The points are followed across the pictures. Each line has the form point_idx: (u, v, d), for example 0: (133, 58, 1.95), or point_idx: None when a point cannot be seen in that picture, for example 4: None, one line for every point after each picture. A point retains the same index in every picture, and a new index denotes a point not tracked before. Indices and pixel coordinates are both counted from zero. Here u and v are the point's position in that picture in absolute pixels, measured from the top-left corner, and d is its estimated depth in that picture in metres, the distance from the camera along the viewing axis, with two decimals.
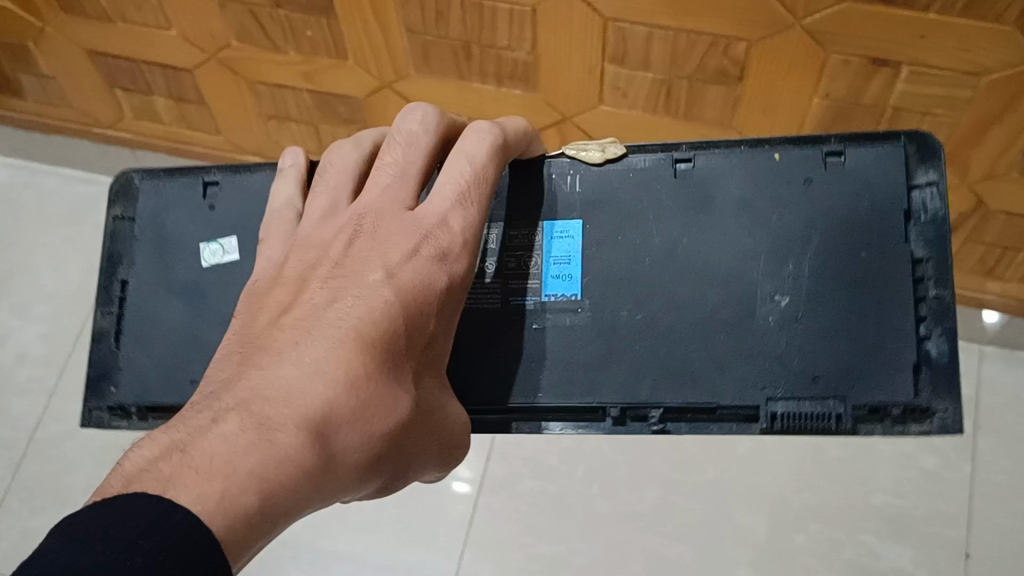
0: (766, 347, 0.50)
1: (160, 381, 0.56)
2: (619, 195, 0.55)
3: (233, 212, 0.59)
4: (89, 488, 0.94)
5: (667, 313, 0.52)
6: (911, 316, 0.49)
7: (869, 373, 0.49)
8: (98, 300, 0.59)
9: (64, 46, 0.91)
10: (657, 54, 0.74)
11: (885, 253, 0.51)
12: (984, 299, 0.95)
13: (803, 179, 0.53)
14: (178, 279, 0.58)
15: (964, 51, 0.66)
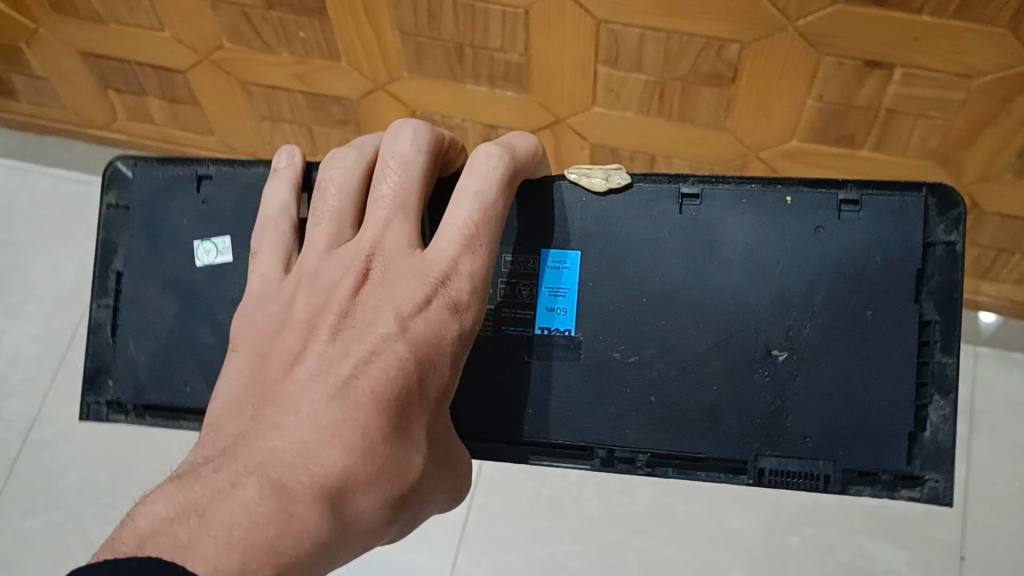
0: (763, 406, 0.50)
1: (157, 382, 0.56)
2: (620, 226, 0.54)
3: (229, 210, 0.57)
4: (83, 490, 0.94)
5: (663, 361, 0.51)
6: (912, 383, 0.49)
7: (863, 438, 0.49)
8: (92, 291, 0.57)
9: (57, 47, 0.90)
10: (650, 56, 0.74)
11: (894, 314, 0.49)
12: (980, 301, 0.97)
13: (814, 227, 0.51)
14: (172, 276, 0.57)
15: (957, 53, 0.66)
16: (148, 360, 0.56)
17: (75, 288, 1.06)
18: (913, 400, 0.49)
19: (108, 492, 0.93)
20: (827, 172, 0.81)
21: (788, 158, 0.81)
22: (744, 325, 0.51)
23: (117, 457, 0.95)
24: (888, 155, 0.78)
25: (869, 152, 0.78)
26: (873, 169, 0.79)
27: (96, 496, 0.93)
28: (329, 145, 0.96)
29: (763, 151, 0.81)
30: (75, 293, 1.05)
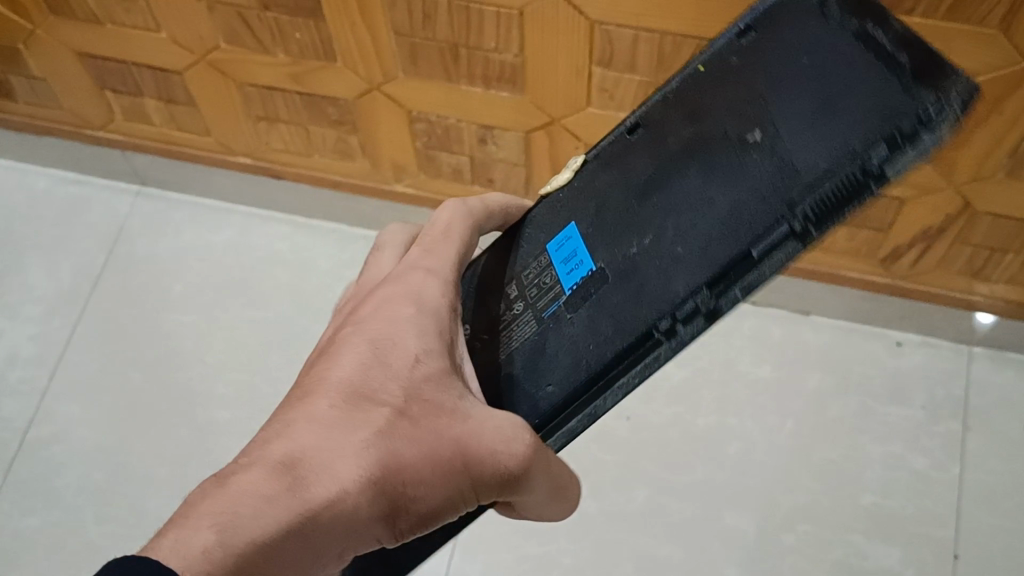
0: (764, 190, 0.45)
1: None
2: (602, 182, 0.54)
3: None
4: (80, 489, 0.94)
5: (668, 228, 0.49)
6: (870, 69, 0.42)
7: (869, 132, 0.42)
8: None
9: (53, 48, 0.91)
10: (644, 56, 0.74)
11: (834, 56, 0.44)
12: (973, 301, 0.91)
13: (733, 51, 0.49)
14: None
15: (948, 54, 0.66)
16: None
17: (72, 289, 1.06)
18: (880, 72, 0.42)
19: (105, 491, 0.94)
20: None
21: None
22: (713, 138, 0.48)
23: (114, 457, 0.96)
24: None
25: None
26: None
27: (93, 496, 0.94)
28: (325, 145, 0.97)
29: None
30: (73, 293, 1.06)
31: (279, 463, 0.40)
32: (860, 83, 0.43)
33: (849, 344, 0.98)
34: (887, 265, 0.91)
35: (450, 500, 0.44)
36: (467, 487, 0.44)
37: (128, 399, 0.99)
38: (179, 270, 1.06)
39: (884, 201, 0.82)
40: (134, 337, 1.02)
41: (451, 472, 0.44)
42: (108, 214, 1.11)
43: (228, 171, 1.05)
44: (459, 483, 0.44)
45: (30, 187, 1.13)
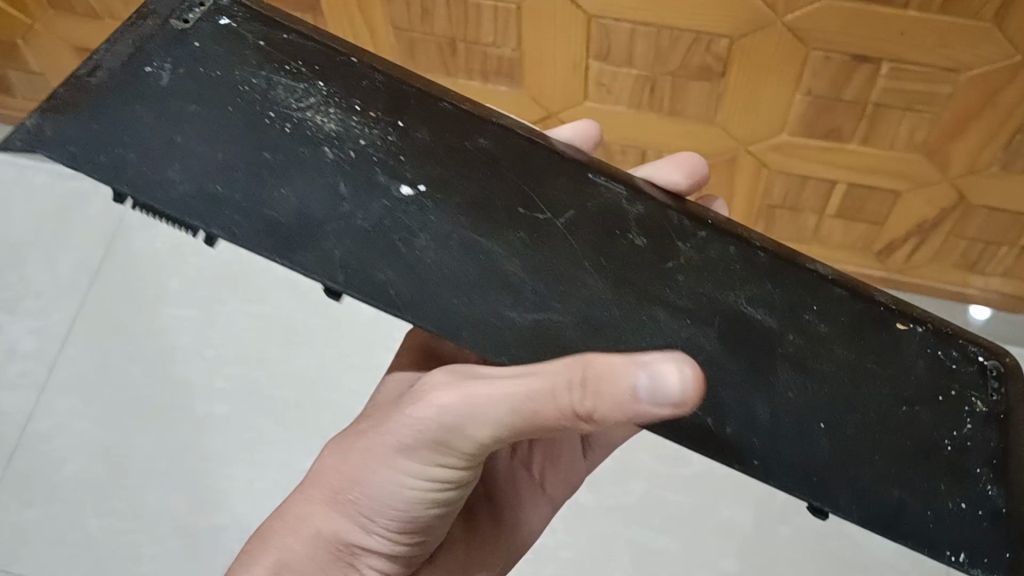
0: (238, 201, 0.47)
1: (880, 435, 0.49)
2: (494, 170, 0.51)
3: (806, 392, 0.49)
4: (79, 482, 0.95)
5: (355, 220, 0.47)
6: (101, 119, 0.47)
7: (124, 164, 0.46)
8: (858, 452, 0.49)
9: (52, 42, 0.91)
10: (641, 50, 0.75)
11: (176, 95, 0.48)
12: (967, 294, 0.92)
13: (302, 81, 0.50)
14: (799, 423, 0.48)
15: (943, 47, 0.67)
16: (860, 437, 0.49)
17: (70, 282, 1.06)
18: (87, 133, 0.47)
19: (104, 484, 0.94)
20: (816, 167, 0.81)
21: (777, 152, 0.81)
22: (325, 145, 0.49)
23: (113, 449, 0.96)
24: (876, 149, 0.78)
25: (857, 147, 0.78)
26: (862, 163, 0.80)
27: (92, 488, 0.94)
28: None
29: (752, 145, 0.81)
30: (71, 287, 1.06)
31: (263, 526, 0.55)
32: (102, 111, 0.48)
33: None
34: (882, 259, 0.91)
35: (398, 483, 0.51)
36: (400, 466, 0.50)
37: (126, 392, 0.99)
38: (176, 265, 1.07)
39: (879, 194, 0.83)
40: (132, 330, 1.02)
41: (371, 463, 0.51)
42: (106, 208, 1.11)
43: None
44: (391, 467, 0.50)
45: (28, 181, 1.14)
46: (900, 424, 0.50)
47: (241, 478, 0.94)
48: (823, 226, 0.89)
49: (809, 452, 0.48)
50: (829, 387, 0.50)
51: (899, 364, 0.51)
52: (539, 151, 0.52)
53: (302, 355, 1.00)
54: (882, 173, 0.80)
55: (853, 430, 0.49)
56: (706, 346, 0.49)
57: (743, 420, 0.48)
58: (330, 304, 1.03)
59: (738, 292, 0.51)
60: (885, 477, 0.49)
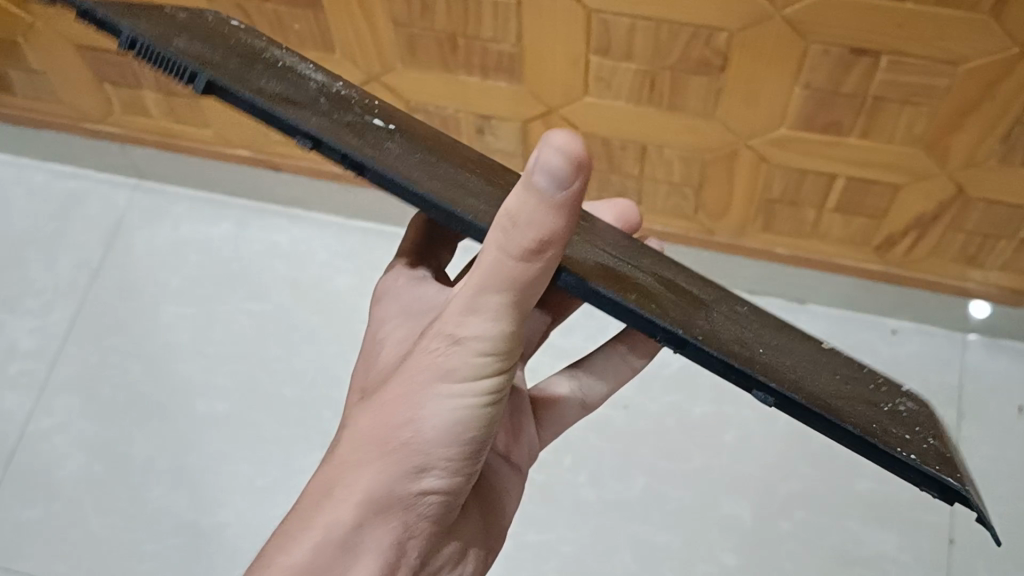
0: (233, 76, 0.47)
1: (813, 370, 0.50)
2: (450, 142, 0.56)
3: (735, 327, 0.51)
4: (80, 480, 0.95)
5: (340, 117, 0.49)
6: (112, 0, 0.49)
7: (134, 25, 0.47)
8: (794, 369, 0.49)
9: (53, 40, 0.91)
10: (641, 45, 0.75)
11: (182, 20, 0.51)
12: (967, 288, 0.92)
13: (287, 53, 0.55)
14: (735, 336, 0.49)
15: (941, 40, 0.67)
16: (796, 365, 0.50)
17: (70, 282, 1.06)
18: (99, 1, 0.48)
19: (106, 482, 0.94)
20: (815, 161, 0.82)
21: (776, 146, 0.81)
22: (309, 77, 0.52)
23: (114, 447, 0.96)
24: (874, 142, 0.78)
25: (857, 140, 0.78)
26: (860, 156, 0.80)
27: (94, 486, 0.94)
28: None
29: (752, 139, 0.81)
30: (71, 286, 1.06)
31: (299, 506, 0.48)
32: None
33: (846, 332, 0.99)
34: (881, 253, 0.92)
35: (451, 408, 0.47)
36: (449, 386, 0.47)
37: (127, 390, 0.99)
38: (176, 263, 1.07)
39: (878, 187, 0.83)
40: (132, 329, 1.03)
41: (419, 395, 0.47)
42: (106, 207, 1.11)
43: (224, 163, 1.05)
44: (440, 391, 0.47)
45: (28, 181, 1.14)
46: (836, 379, 0.50)
47: (242, 476, 0.94)
48: (823, 221, 0.90)
49: (743, 349, 0.48)
50: (763, 338, 0.51)
51: (828, 353, 0.54)
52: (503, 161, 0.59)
53: (304, 352, 1.00)
54: (881, 167, 0.80)
55: (785, 359, 0.50)
56: (642, 277, 0.51)
57: (681, 317, 0.48)
58: (330, 301, 1.03)
59: (669, 269, 0.55)
60: (824, 394, 0.48)
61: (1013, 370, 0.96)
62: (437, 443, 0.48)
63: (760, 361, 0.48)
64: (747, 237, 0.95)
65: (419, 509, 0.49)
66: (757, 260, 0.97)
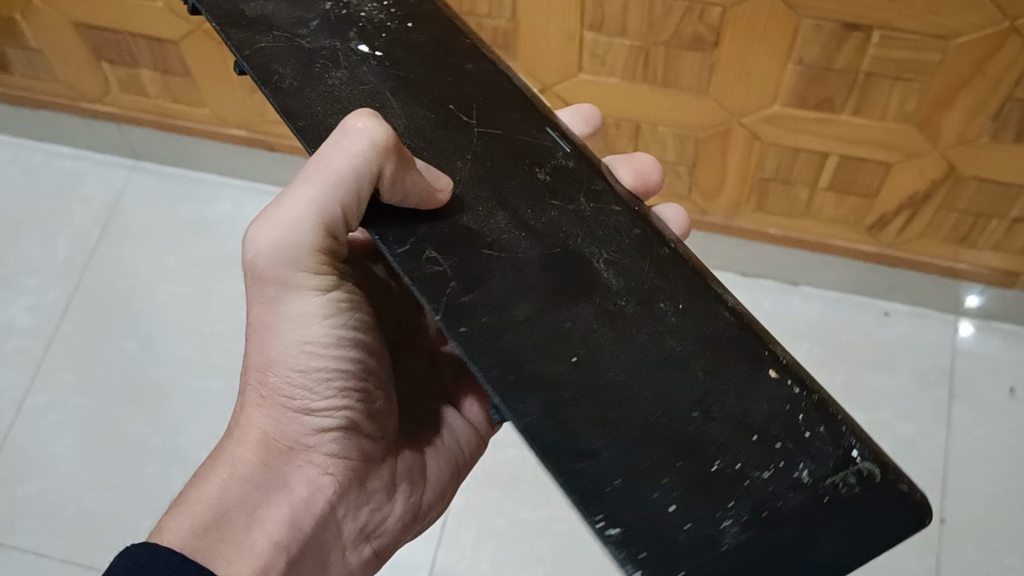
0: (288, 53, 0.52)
1: (647, 404, 0.45)
2: (488, 88, 0.53)
3: (588, 336, 0.46)
4: (75, 456, 0.95)
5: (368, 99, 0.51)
6: None
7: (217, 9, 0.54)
8: (602, 395, 0.45)
9: (52, 18, 0.92)
10: (635, 20, 0.75)
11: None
12: (959, 270, 0.92)
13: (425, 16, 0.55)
14: (559, 340, 0.46)
15: (931, 14, 0.67)
16: (620, 389, 0.45)
17: (67, 261, 1.07)
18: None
19: (101, 458, 0.95)
20: (807, 139, 0.82)
21: (770, 124, 0.82)
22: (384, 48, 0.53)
23: (109, 425, 0.96)
24: (866, 120, 0.79)
25: (848, 118, 0.79)
26: (852, 134, 0.80)
27: (89, 462, 0.94)
28: None
29: (745, 117, 0.82)
30: (68, 264, 1.07)
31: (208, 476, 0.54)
32: None
33: (838, 314, 1.00)
34: (873, 233, 0.92)
35: (303, 336, 0.52)
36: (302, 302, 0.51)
37: (122, 369, 0.99)
38: (173, 243, 1.08)
39: (870, 165, 0.84)
40: (128, 308, 1.03)
41: (271, 340, 0.52)
42: (104, 187, 1.12)
43: (221, 144, 1.05)
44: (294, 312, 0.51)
45: (25, 160, 1.15)
46: (677, 418, 0.45)
47: None
48: (816, 200, 0.90)
49: (537, 375, 0.45)
50: (635, 336, 0.46)
51: (747, 391, 0.45)
52: (495, 78, 0.53)
53: None
54: (874, 145, 0.81)
55: (618, 377, 0.45)
56: (519, 254, 0.48)
57: (486, 301, 0.47)
58: None
59: (599, 241, 0.48)
60: (617, 450, 0.44)
61: (1004, 354, 0.96)
62: (303, 374, 0.52)
63: (542, 375, 0.45)
64: (740, 217, 0.96)
65: (314, 441, 0.54)
66: (750, 242, 0.98)
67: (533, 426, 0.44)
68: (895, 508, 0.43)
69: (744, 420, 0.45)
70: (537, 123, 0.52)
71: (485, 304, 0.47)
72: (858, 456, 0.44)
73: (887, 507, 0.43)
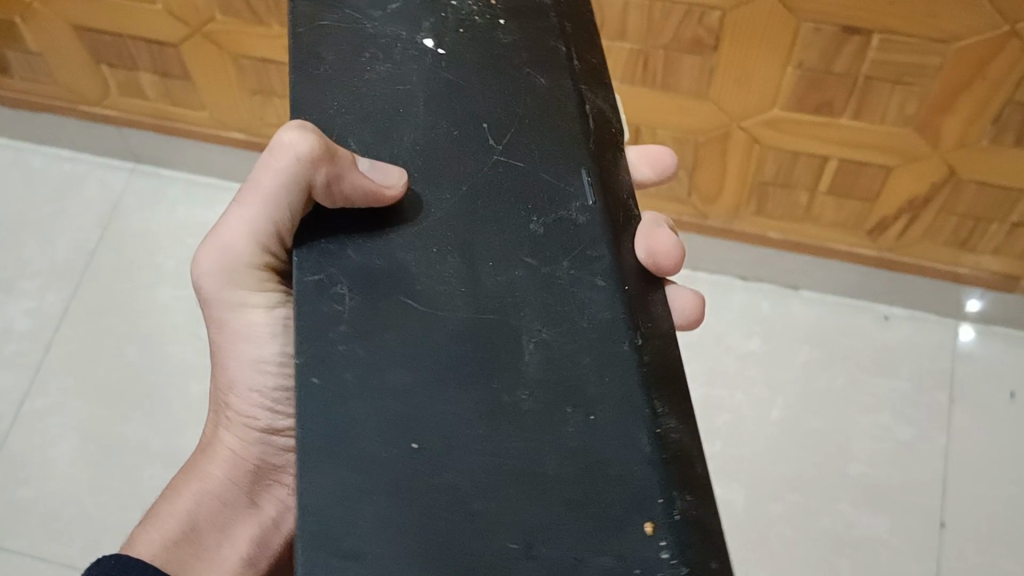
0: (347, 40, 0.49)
1: (471, 530, 0.35)
2: (539, 111, 0.48)
3: (454, 435, 0.38)
4: (74, 460, 0.95)
5: (390, 106, 0.47)
6: None
7: None
8: (418, 501, 0.36)
9: (51, 22, 0.92)
10: (634, 23, 0.75)
11: None
12: (959, 273, 0.92)
13: (526, 24, 0.51)
14: (417, 431, 0.38)
15: (931, 18, 0.67)
16: (450, 503, 0.36)
17: (67, 264, 1.07)
18: None
19: (101, 462, 0.94)
20: (806, 142, 0.82)
21: (768, 127, 0.82)
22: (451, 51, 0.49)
23: (108, 428, 0.96)
24: (866, 123, 0.79)
25: (848, 121, 0.79)
26: (852, 138, 0.80)
27: (89, 466, 0.94)
28: None
29: (744, 120, 0.82)
30: (68, 267, 1.07)
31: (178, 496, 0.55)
32: None
33: (839, 317, 1.00)
34: (873, 237, 0.92)
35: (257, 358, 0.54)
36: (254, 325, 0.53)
37: (123, 372, 0.99)
38: (173, 246, 1.08)
39: (869, 169, 0.83)
40: (127, 311, 1.03)
41: (230, 362, 0.54)
42: (103, 190, 1.12)
43: (220, 147, 1.05)
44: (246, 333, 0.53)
45: (24, 163, 1.15)
46: (496, 548, 0.35)
47: None
48: (815, 204, 0.90)
49: (360, 453, 0.37)
50: (511, 443, 0.38)
51: (615, 535, 0.36)
52: (561, 101, 0.48)
53: None
54: (874, 148, 0.81)
55: (454, 484, 0.36)
56: (446, 315, 0.41)
57: (363, 353, 0.39)
58: None
59: (529, 319, 0.41)
60: (393, 561, 0.35)
61: (1005, 357, 0.96)
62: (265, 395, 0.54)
63: (363, 456, 0.37)
64: (740, 220, 0.96)
65: (282, 464, 0.55)
66: (750, 245, 0.98)
67: (312, 504, 0.36)
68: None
69: (570, 575, 0.35)
70: (573, 161, 0.46)
71: (357, 354, 0.39)
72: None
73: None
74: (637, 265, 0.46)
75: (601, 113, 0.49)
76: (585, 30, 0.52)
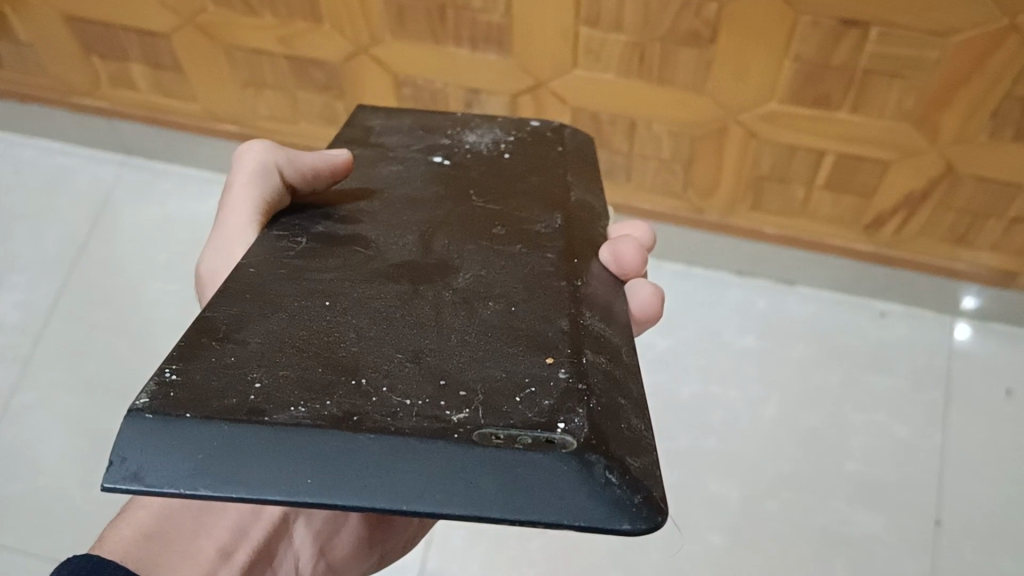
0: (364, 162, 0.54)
1: (370, 346, 0.37)
2: (525, 191, 0.50)
3: (368, 300, 0.40)
4: (63, 455, 0.93)
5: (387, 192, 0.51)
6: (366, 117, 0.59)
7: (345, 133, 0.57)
8: (324, 327, 0.38)
9: (42, 12, 0.91)
10: (631, 15, 0.75)
11: (416, 129, 0.57)
12: (956, 269, 0.91)
13: (534, 156, 0.54)
14: (339, 298, 0.40)
15: (930, 11, 0.67)
16: (355, 334, 0.38)
17: (57, 257, 1.06)
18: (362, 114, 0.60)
19: (89, 457, 0.93)
20: (803, 137, 0.82)
21: (765, 122, 0.81)
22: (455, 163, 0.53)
23: (97, 423, 0.95)
24: (863, 116, 0.78)
25: (845, 116, 0.78)
26: (849, 133, 0.80)
27: (77, 462, 0.92)
28: (312, 111, 0.96)
29: (741, 114, 0.81)
30: (58, 260, 1.06)
31: None
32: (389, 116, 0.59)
33: (835, 315, 0.99)
34: (869, 232, 0.92)
35: None
36: None
37: (112, 366, 0.98)
38: (163, 240, 1.07)
39: (867, 165, 0.83)
40: (117, 305, 1.02)
41: None
42: (93, 184, 1.12)
43: (211, 140, 1.05)
44: None
45: (15, 157, 1.15)
46: (385, 354, 0.37)
47: None
48: (812, 198, 0.89)
49: (273, 301, 0.40)
50: (424, 310, 0.40)
51: (507, 363, 0.37)
52: (549, 191, 0.51)
53: None
54: (870, 143, 0.80)
55: (357, 324, 0.39)
56: (393, 258, 0.44)
57: (302, 268, 0.43)
58: None
59: (466, 256, 0.44)
60: (276, 348, 0.37)
61: (1001, 356, 0.95)
62: None
63: (280, 305, 0.40)
64: (737, 216, 0.95)
65: None
66: (745, 241, 0.98)
67: (215, 317, 0.39)
68: (552, 473, 0.32)
69: (451, 372, 0.36)
70: (547, 211, 0.49)
71: (297, 267, 0.43)
72: (563, 427, 0.34)
73: (531, 463, 0.32)
74: (604, 275, 0.47)
75: (590, 212, 0.51)
76: (596, 172, 0.55)
